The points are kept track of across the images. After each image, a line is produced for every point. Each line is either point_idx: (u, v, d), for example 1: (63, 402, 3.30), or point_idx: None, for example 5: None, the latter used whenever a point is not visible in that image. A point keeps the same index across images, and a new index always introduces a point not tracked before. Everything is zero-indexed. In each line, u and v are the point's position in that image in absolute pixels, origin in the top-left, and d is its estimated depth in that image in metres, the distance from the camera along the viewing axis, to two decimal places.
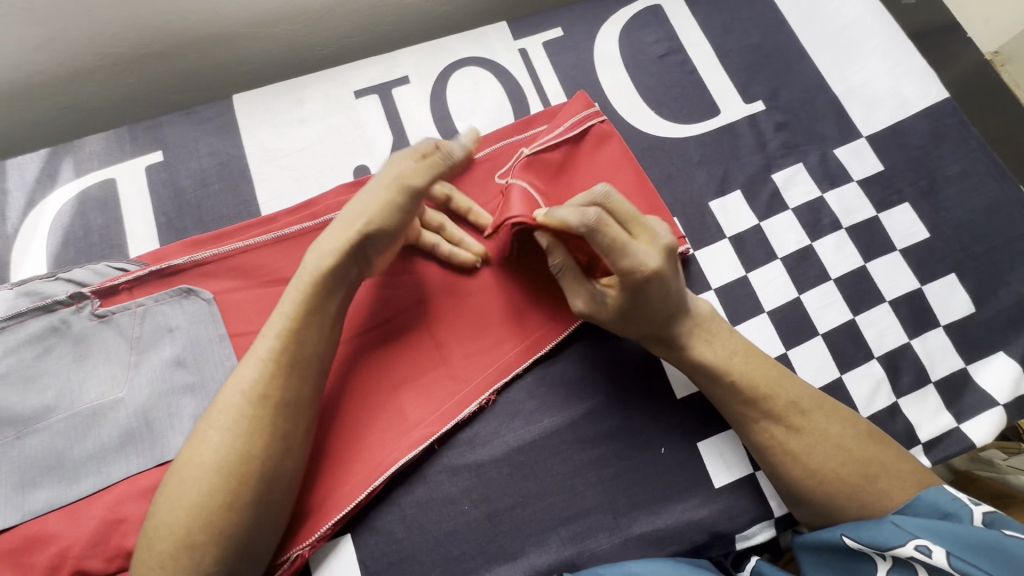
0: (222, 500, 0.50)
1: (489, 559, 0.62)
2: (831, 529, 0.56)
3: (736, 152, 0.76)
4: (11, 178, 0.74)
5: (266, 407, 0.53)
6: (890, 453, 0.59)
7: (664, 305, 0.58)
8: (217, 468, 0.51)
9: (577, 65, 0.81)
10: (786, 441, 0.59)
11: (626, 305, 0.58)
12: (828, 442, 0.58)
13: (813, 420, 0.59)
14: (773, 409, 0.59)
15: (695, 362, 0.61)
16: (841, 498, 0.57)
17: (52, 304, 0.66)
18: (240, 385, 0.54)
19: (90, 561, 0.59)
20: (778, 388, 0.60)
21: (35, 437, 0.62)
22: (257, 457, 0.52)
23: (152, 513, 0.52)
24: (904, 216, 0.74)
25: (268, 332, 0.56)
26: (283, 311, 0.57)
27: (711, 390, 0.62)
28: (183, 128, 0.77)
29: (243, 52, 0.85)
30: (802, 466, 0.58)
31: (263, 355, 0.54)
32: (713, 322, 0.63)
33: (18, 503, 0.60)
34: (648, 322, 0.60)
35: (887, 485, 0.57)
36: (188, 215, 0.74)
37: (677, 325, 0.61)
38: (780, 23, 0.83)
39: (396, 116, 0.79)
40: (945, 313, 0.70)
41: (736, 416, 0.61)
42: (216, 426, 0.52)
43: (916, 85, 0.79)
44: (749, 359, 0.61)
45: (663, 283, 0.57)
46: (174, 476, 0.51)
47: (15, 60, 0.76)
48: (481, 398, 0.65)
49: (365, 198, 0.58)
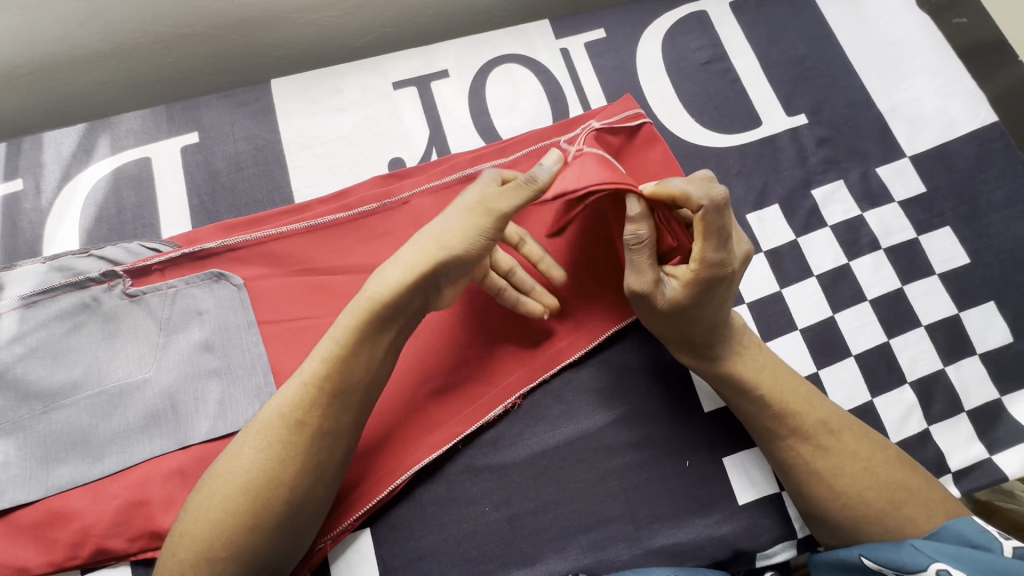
0: (246, 519, 0.51)
1: (508, 562, 0.61)
2: (849, 549, 0.56)
3: (776, 165, 0.75)
4: (47, 151, 0.74)
5: (303, 435, 0.53)
6: (919, 480, 0.57)
7: (726, 305, 0.58)
8: (247, 486, 0.52)
9: (618, 67, 0.80)
10: (811, 460, 0.58)
11: (695, 297, 0.56)
12: (856, 464, 0.57)
13: (841, 440, 0.58)
14: (802, 430, 0.58)
15: (729, 370, 0.60)
16: (863, 523, 0.56)
17: (84, 281, 0.65)
18: (280, 405, 0.54)
19: (112, 541, 0.60)
20: (806, 406, 0.59)
21: (62, 413, 0.62)
22: (290, 475, 0.52)
23: (184, 511, 0.53)
24: (945, 240, 0.73)
25: (317, 355, 0.55)
26: (334, 336, 0.54)
27: (742, 403, 0.61)
28: (220, 110, 0.76)
29: (282, 37, 0.85)
30: (823, 489, 0.57)
31: (307, 376, 0.54)
32: (746, 334, 0.62)
33: (42, 477, 0.61)
34: (709, 316, 0.57)
35: (913, 511, 0.55)
36: (222, 198, 0.73)
37: (723, 328, 0.59)
38: (827, 35, 0.82)
39: (433, 110, 0.78)
40: (982, 342, 0.69)
41: (761, 436, 0.60)
42: (252, 441, 0.53)
43: (963, 107, 0.77)
44: (777, 375, 0.60)
45: (733, 284, 0.57)
46: (210, 483, 0.53)
47: (59, 33, 0.76)
48: (507, 402, 0.64)
49: (442, 229, 0.54)
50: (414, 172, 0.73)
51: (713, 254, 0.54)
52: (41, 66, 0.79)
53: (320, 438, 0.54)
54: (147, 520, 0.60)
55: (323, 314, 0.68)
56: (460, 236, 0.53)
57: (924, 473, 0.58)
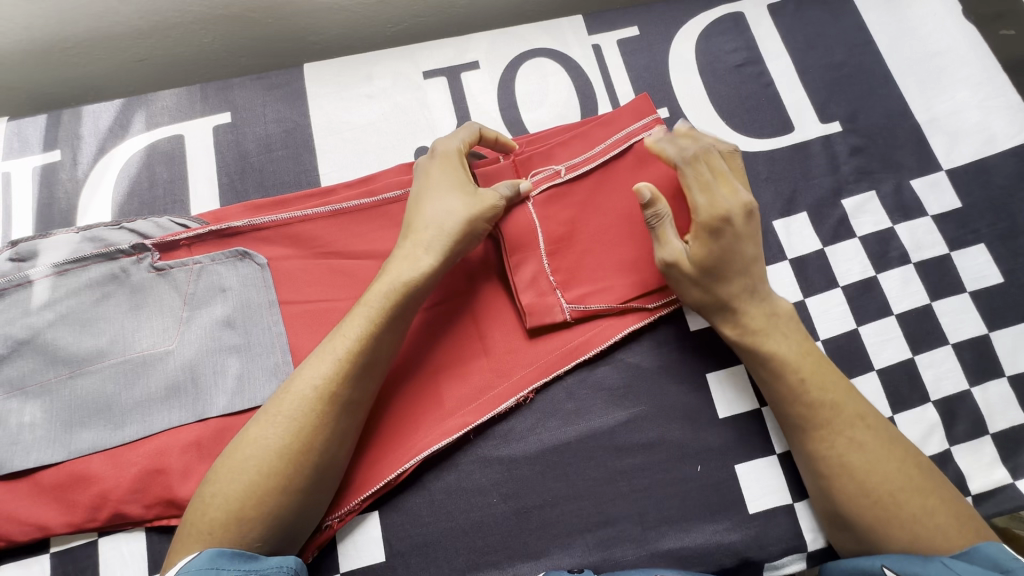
0: (281, 482, 0.53)
1: (513, 555, 0.62)
2: (870, 558, 0.54)
3: (806, 173, 0.74)
4: (85, 124, 0.76)
5: (331, 406, 0.55)
6: (944, 491, 0.56)
7: (742, 261, 0.61)
8: (277, 453, 0.54)
9: (649, 66, 0.79)
10: (847, 452, 0.57)
11: (714, 247, 0.60)
12: (891, 464, 0.56)
13: (877, 436, 0.57)
14: (841, 419, 0.58)
15: (759, 330, 0.61)
16: (893, 527, 0.55)
17: (114, 252, 0.67)
18: (312, 380, 0.56)
19: (130, 506, 0.61)
20: (846, 398, 0.58)
21: (87, 379, 0.64)
22: (316, 442, 0.54)
23: (207, 480, 0.55)
24: (978, 257, 0.71)
25: (346, 333, 0.58)
26: (360, 313, 0.59)
27: (779, 387, 0.60)
28: (253, 92, 0.77)
29: (318, 22, 0.85)
30: (855, 485, 0.56)
31: (341, 353, 0.57)
32: (777, 307, 0.62)
33: (66, 440, 0.63)
34: (727, 283, 0.61)
35: (943, 521, 0.55)
36: (250, 178, 0.74)
37: (743, 290, 0.61)
38: (867, 42, 0.80)
39: (462, 101, 0.78)
40: (1011, 364, 0.67)
41: (790, 426, 0.60)
42: (283, 411, 0.55)
43: (1007, 121, 0.75)
44: (819, 366, 0.59)
45: (747, 223, 0.61)
46: (235, 452, 0.54)
47: (100, 9, 0.78)
48: (519, 395, 0.64)
49: (432, 184, 0.64)
50: None
51: (708, 197, 0.61)
52: (82, 41, 0.81)
53: (348, 412, 0.56)
54: (164, 488, 0.61)
55: (343, 297, 0.68)
56: (442, 192, 0.63)
57: (948, 485, 0.57)
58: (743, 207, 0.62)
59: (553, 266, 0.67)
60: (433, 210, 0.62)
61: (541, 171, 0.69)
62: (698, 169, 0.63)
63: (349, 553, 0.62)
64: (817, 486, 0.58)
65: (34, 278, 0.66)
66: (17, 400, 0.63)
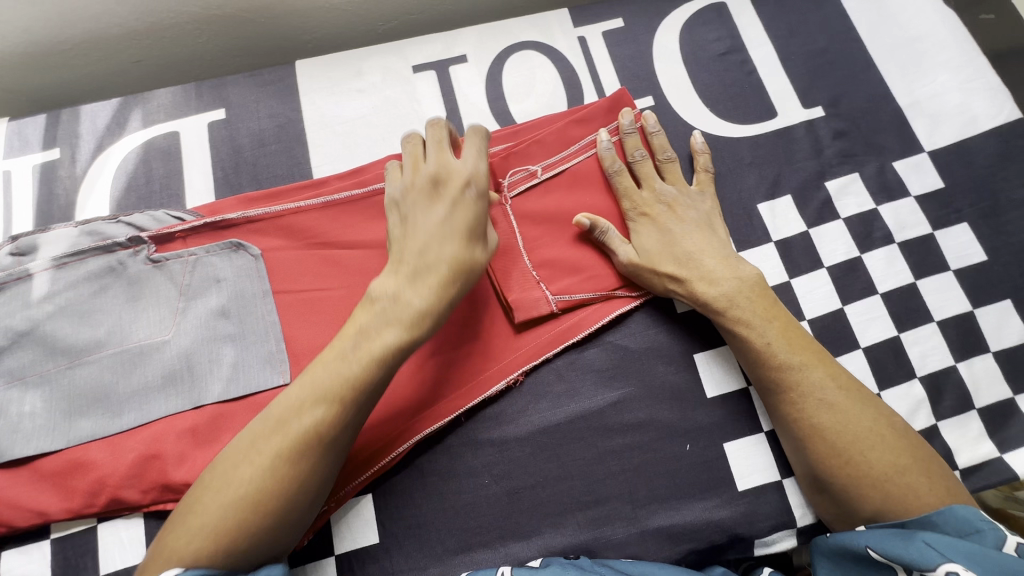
0: (260, 507, 0.52)
1: (504, 535, 0.62)
2: (856, 539, 0.54)
3: (790, 156, 0.75)
4: (84, 122, 0.78)
5: (318, 445, 0.54)
6: (917, 451, 0.57)
7: (685, 244, 0.66)
8: (260, 481, 0.53)
9: (635, 56, 0.81)
10: (818, 415, 0.58)
11: (661, 242, 0.66)
12: (862, 424, 0.58)
13: (848, 399, 0.59)
14: (811, 382, 0.59)
15: (720, 297, 0.63)
16: (866, 488, 0.56)
17: (111, 245, 0.68)
18: (301, 417, 0.55)
19: (127, 492, 0.62)
20: (817, 362, 0.60)
21: (85, 369, 0.65)
22: (305, 459, 0.54)
23: (189, 503, 0.54)
24: (961, 236, 0.72)
25: (338, 371, 0.56)
26: (348, 356, 0.56)
27: (747, 353, 0.62)
28: (246, 89, 0.79)
29: (310, 21, 0.87)
30: (826, 446, 0.57)
31: (332, 394, 0.55)
32: (738, 272, 0.64)
33: (65, 429, 0.64)
34: (675, 263, 0.65)
35: (915, 480, 0.55)
36: (245, 172, 0.76)
37: (705, 273, 0.64)
38: (849, 29, 0.81)
39: (451, 94, 0.80)
40: (995, 340, 0.68)
41: (770, 397, 0.61)
42: (270, 446, 0.54)
43: (988, 103, 0.76)
44: (795, 341, 0.61)
45: (672, 211, 0.68)
46: (221, 481, 0.54)
47: (98, 11, 0.80)
48: (510, 376, 0.65)
49: (450, 222, 0.59)
50: None
51: (645, 199, 0.69)
52: (80, 42, 0.83)
53: (335, 448, 0.56)
54: (160, 474, 0.63)
55: (336, 286, 0.70)
56: (462, 238, 0.59)
57: (919, 441, 0.58)
58: (665, 199, 0.68)
59: (535, 261, 0.68)
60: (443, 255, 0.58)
61: (518, 171, 0.70)
62: (623, 178, 0.69)
63: (344, 536, 0.63)
64: (798, 454, 0.60)
65: (34, 271, 0.68)
66: (17, 390, 0.65)
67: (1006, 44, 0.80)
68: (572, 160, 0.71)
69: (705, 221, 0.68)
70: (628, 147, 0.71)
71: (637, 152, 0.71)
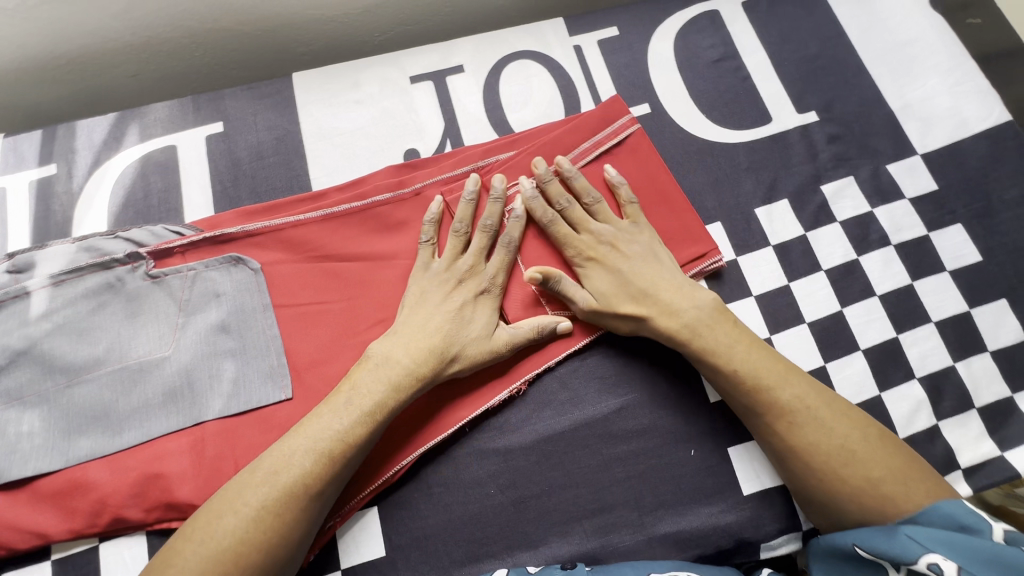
0: (240, 562, 0.53)
1: (512, 545, 0.62)
2: (843, 537, 0.55)
3: (786, 161, 0.76)
4: (80, 137, 0.78)
5: (302, 498, 0.56)
6: (895, 460, 0.57)
7: (639, 280, 0.65)
8: (242, 537, 0.54)
9: (630, 64, 0.82)
10: (789, 435, 0.59)
11: (612, 284, 0.65)
12: (833, 441, 0.58)
13: (817, 416, 0.59)
14: (780, 404, 0.59)
15: (683, 329, 0.63)
16: (840, 500, 0.57)
17: (109, 261, 0.68)
18: (284, 472, 0.56)
19: (129, 511, 0.62)
20: (784, 381, 0.60)
21: (83, 388, 0.65)
22: (290, 513, 0.55)
23: (168, 555, 0.54)
24: (956, 237, 0.73)
25: (326, 429, 0.58)
26: (341, 412, 0.59)
27: (717, 380, 0.62)
28: (244, 102, 0.79)
29: (306, 33, 0.88)
30: (802, 464, 0.58)
31: (318, 448, 0.57)
32: (693, 296, 0.64)
33: (64, 448, 0.63)
34: (636, 304, 0.64)
35: (892, 490, 0.55)
36: (243, 185, 0.76)
37: (664, 308, 0.64)
38: (840, 35, 0.82)
39: (448, 103, 0.80)
40: (992, 339, 0.69)
41: (749, 418, 0.61)
42: (253, 500, 0.55)
43: (977, 105, 0.77)
44: (761, 364, 0.61)
45: (616, 249, 0.67)
46: (203, 535, 0.54)
47: (94, 26, 0.79)
48: (512, 386, 0.65)
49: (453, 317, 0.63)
50: (426, 163, 0.75)
51: (586, 244, 0.67)
52: (76, 57, 0.83)
53: (317, 503, 0.57)
54: (163, 492, 0.62)
55: (337, 298, 0.69)
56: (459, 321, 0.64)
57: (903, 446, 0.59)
58: (605, 238, 0.67)
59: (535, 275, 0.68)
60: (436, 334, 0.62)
61: (514, 184, 0.71)
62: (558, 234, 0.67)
63: (349, 550, 0.62)
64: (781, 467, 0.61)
65: (32, 289, 0.67)
66: (15, 409, 0.64)
67: (993, 48, 0.81)
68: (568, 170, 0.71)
69: (649, 253, 0.66)
70: (551, 193, 0.68)
71: (561, 197, 0.68)
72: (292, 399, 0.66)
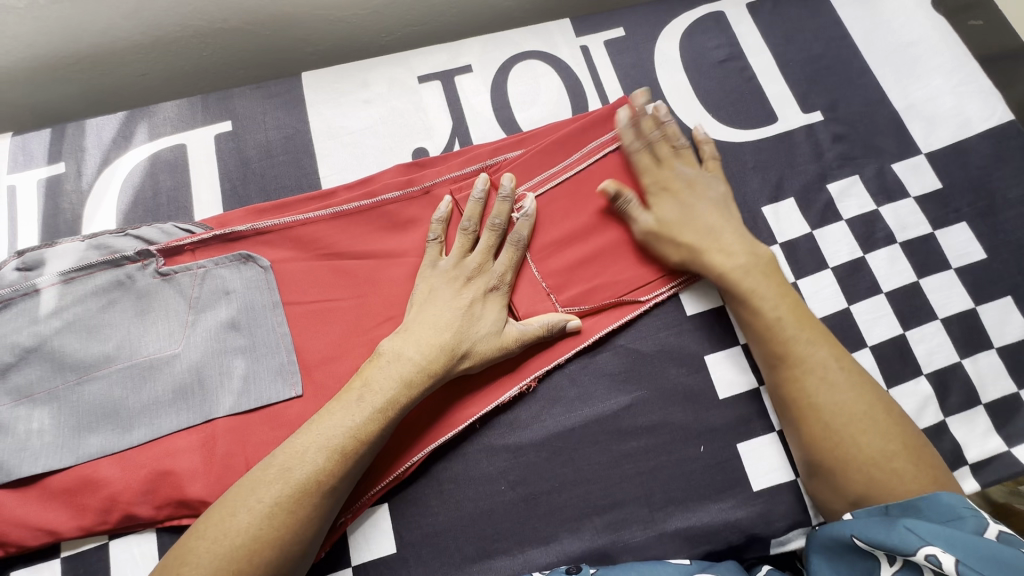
0: (255, 557, 0.53)
1: (522, 541, 0.62)
2: (842, 527, 0.55)
3: (793, 160, 0.77)
4: (89, 136, 0.78)
5: (315, 494, 0.56)
6: (913, 441, 0.58)
7: (704, 218, 0.68)
8: (255, 534, 0.53)
9: (636, 64, 0.82)
10: (818, 393, 0.60)
11: (677, 215, 0.68)
12: (859, 407, 0.59)
13: (848, 379, 0.60)
14: (815, 360, 0.61)
15: (736, 268, 0.65)
16: (855, 473, 0.57)
17: (119, 259, 0.68)
18: (297, 468, 0.56)
19: (140, 508, 0.62)
20: (821, 341, 0.62)
21: (94, 385, 0.65)
22: (302, 509, 0.55)
23: (182, 552, 0.54)
24: (961, 235, 0.73)
25: (339, 426, 0.58)
26: (355, 409, 0.59)
27: (755, 326, 0.64)
28: (253, 101, 0.80)
29: (314, 32, 0.88)
30: (822, 425, 0.59)
31: (331, 444, 0.57)
32: (753, 250, 0.66)
33: (75, 445, 0.63)
34: (692, 239, 0.67)
35: (901, 467, 0.57)
36: (253, 184, 0.76)
37: (720, 245, 0.66)
38: (844, 35, 0.83)
39: (456, 103, 0.81)
40: (998, 336, 0.69)
41: (778, 372, 0.62)
42: (266, 497, 0.55)
43: (980, 105, 0.78)
44: (801, 320, 0.63)
45: (692, 188, 0.70)
46: (218, 532, 0.54)
47: (104, 26, 0.80)
48: (522, 382, 0.65)
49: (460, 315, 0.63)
50: (436, 162, 0.75)
51: (664, 176, 0.70)
52: (85, 58, 0.83)
53: (329, 499, 0.57)
54: (174, 489, 0.62)
55: (346, 296, 0.70)
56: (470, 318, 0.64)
57: (918, 433, 0.59)
58: (684, 176, 0.70)
59: (544, 273, 0.69)
60: (445, 333, 0.62)
61: (523, 184, 0.71)
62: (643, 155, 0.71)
63: (360, 547, 0.62)
64: (795, 432, 0.61)
65: (41, 286, 0.67)
66: (26, 407, 0.64)
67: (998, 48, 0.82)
68: (577, 168, 0.72)
69: (722, 201, 0.69)
70: (645, 126, 0.72)
71: (653, 133, 0.72)
72: (302, 396, 0.66)
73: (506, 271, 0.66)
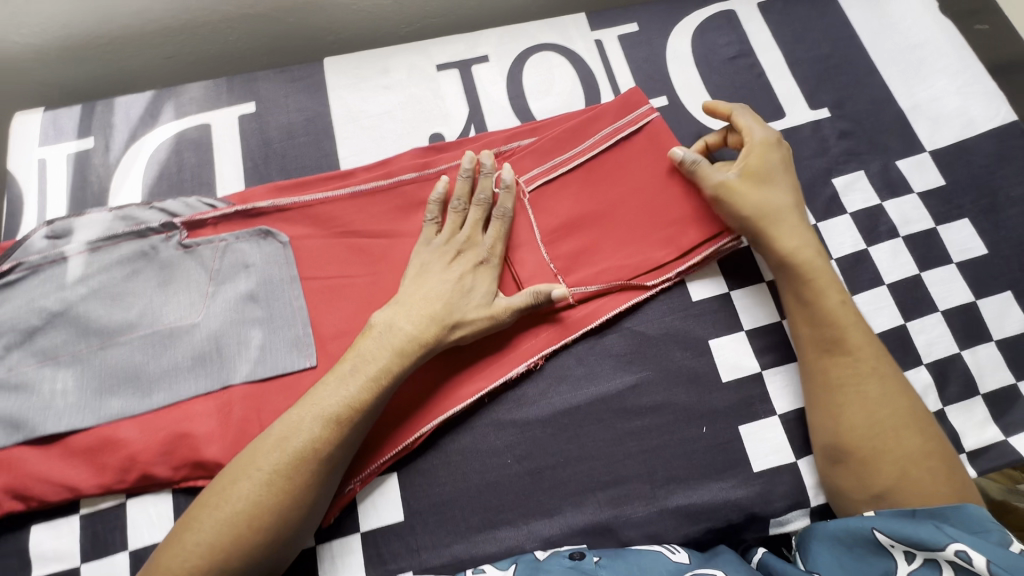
0: (255, 524, 0.55)
1: (527, 513, 0.64)
2: (862, 521, 0.55)
3: (799, 154, 0.79)
4: (117, 113, 0.81)
5: (310, 464, 0.57)
6: (944, 446, 0.60)
7: (782, 196, 0.69)
8: (255, 501, 0.55)
9: (648, 58, 0.85)
10: (868, 385, 0.61)
11: (757, 185, 0.68)
12: (904, 402, 0.61)
13: (893, 375, 0.62)
14: (869, 352, 0.62)
15: (804, 254, 0.66)
16: (886, 465, 0.59)
17: (145, 230, 0.71)
18: (297, 437, 0.57)
19: (157, 468, 0.64)
20: (872, 337, 0.64)
21: (116, 349, 0.67)
22: (297, 477, 0.56)
23: (189, 518, 0.56)
24: (963, 231, 0.75)
25: (335, 396, 0.59)
26: (348, 379, 0.60)
27: (816, 312, 0.64)
28: (275, 84, 0.82)
29: (335, 21, 0.91)
30: (867, 414, 0.60)
31: (327, 412, 0.59)
32: (817, 243, 0.68)
33: (96, 407, 0.65)
34: (766, 212, 0.67)
35: (935, 467, 0.58)
36: (274, 163, 0.79)
37: (792, 229, 0.67)
38: (852, 36, 0.85)
39: (473, 91, 0.83)
40: (998, 329, 0.71)
41: (832, 356, 0.63)
42: (263, 465, 0.57)
43: (984, 106, 0.80)
44: (856, 315, 0.64)
45: (779, 163, 0.70)
46: (221, 500, 0.56)
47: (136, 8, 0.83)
48: (529, 360, 0.67)
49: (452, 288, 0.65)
50: (452, 146, 0.78)
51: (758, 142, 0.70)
52: (116, 39, 0.86)
53: (325, 471, 0.58)
54: (191, 451, 0.64)
55: (361, 273, 0.72)
56: (468, 294, 0.66)
57: (943, 436, 0.61)
58: (774, 149, 0.71)
59: (553, 255, 0.71)
60: (436, 304, 0.64)
61: (534, 170, 0.73)
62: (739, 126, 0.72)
63: (369, 513, 0.64)
64: (831, 418, 0.62)
65: (69, 254, 0.70)
66: (50, 368, 0.66)
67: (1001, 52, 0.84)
68: (586, 155, 0.74)
69: (796, 188, 0.71)
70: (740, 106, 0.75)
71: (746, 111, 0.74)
72: (316, 366, 0.68)
73: (492, 246, 0.68)
